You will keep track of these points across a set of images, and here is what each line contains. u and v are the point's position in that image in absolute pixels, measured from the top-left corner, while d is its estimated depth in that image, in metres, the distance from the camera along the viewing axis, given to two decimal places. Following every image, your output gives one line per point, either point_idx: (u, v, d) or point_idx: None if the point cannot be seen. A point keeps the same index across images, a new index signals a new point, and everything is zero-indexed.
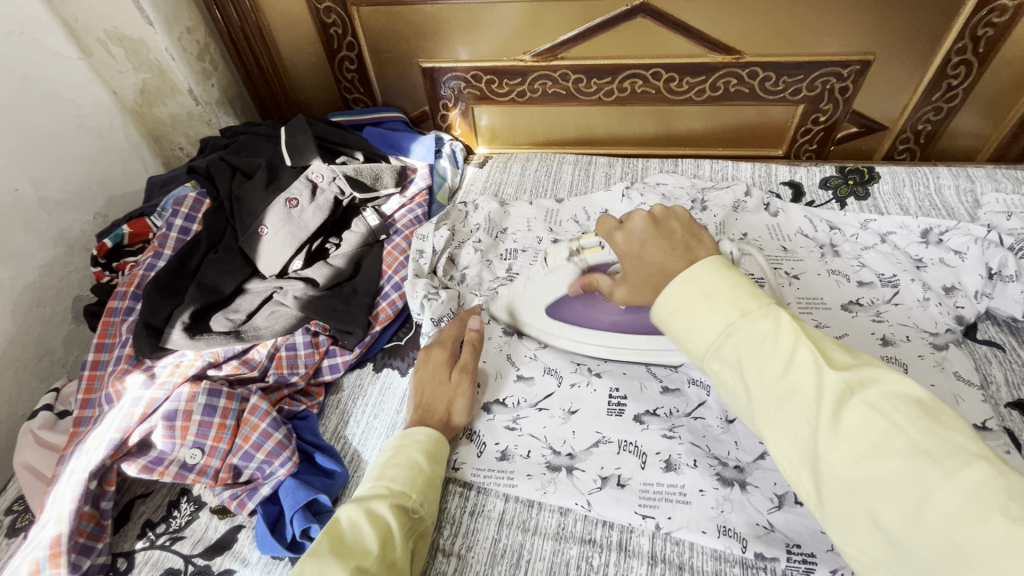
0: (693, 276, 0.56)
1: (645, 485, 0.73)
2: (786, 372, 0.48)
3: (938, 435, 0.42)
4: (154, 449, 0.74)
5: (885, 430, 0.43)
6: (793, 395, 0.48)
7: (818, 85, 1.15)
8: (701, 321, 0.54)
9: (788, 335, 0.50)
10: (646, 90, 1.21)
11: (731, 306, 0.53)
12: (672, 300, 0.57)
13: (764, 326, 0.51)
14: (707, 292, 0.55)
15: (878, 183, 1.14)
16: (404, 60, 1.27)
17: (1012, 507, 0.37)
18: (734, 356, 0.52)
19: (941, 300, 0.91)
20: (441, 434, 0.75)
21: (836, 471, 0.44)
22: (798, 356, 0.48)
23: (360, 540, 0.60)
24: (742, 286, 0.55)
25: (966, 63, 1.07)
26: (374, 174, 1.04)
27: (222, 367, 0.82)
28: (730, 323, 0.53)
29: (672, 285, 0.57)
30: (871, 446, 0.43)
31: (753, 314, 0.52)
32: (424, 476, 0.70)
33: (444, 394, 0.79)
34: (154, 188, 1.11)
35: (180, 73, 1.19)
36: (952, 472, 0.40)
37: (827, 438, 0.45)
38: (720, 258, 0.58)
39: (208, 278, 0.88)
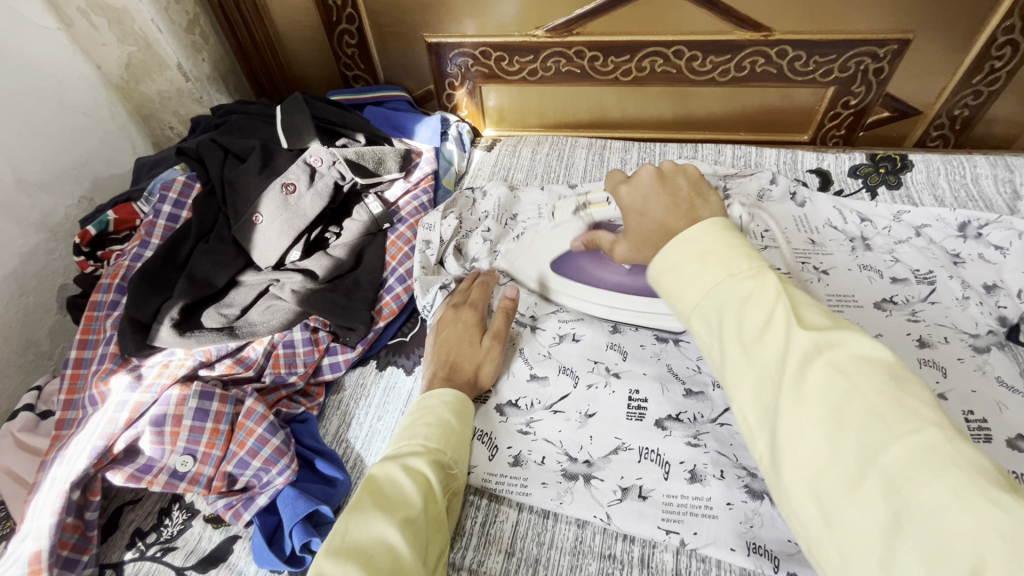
0: (691, 237, 0.52)
1: (668, 498, 0.69)
2: (762, 331, 0.45)
3: (897, 400, 0.38)
4: (142, 455, 0.69)
5: (845, 392, 0.40)
6: (762, 355, 0.44)
7: (851, 65, 1.08)
8: (690, 280, 0.51)
9: (770, 294, 0.46)
10: (666, 69, 1.14)
11: (722, 266, 0.50)
12: (666, 258, 0.53)
13: (749, 286, 0.47)
14: (702, 252, 0.51)
15: (912, 172, 1.08)
16: (408, 34, 1.19)
17: (958, 474, 0.34)
18: (713, 316, 0.48)
19: (981, 300, 0.86)
20: (465, 395, 0.74)
21: (791, 437, 0.41)
22: (776, 317, 0.45)
23: (401, 493, 0.60)
24: (739, 248, 0.51)
25: (1012, 43, 1.00)
26: (377, 159, 0.97)
27: (215, 367, 0.77)
28: (719, 282, 0.49)
29: (672, 243, 0.53)
30: (831, 408, 0.40)
31: (741, 274, 0.48)
32: (455, 435, 0.69)
33: (471, 356, 0.78)
34: (142, 171, 1.04)
35: (168, 46, 1.11)
36: (902, 435, 0.37)
37: (790, 401, 0.41)
38: (728, 220, 0.54)
39: (199, 270, 0.82)
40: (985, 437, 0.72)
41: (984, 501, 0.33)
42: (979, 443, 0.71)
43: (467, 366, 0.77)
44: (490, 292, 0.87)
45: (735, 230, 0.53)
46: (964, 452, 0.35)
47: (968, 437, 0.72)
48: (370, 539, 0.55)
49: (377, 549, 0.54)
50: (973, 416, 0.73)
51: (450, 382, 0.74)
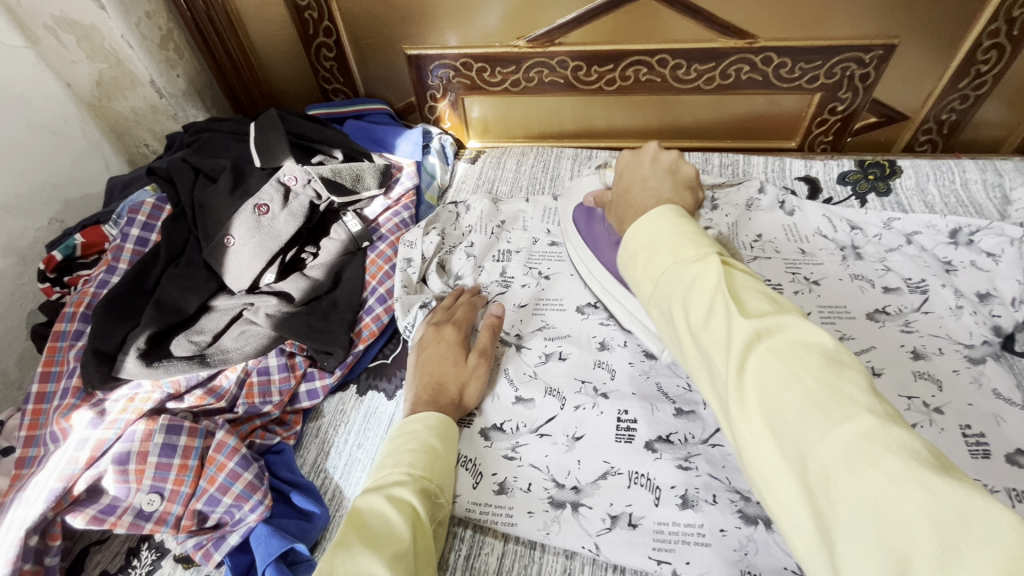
0: (647, 226, 0.56)
1: (659, 525, 0.66)
2: (708, 321, 0.44)
3: (832, 386, 0.37)
4: (105, 495, 0.65)
5: (784, 379, 0.38)
6: (706, 343, 0.44)
7: (836, 72, 1.06)
8: (644, 269, 0.54)
9: (710, 282, 0.46)
10: (650, 78, 1.12)
11: (670, 257, 0.51)
12: (626, 248, 0.57)
13: (693, 274, 0.48)
14: (653, 241, 0.54)
15: (901, 178, 1.06)
16: (387, 46, 1.17)
17: (891, 461, 0.33)
18: (667, 309, 0.50)
19: (975, 309, 0.84)
20: (449, 416, 0.71)
21: (739, 426, 0.40)
22: (716, 306, 0.44)
23: (388, 527, 0.57)
24: (688, 237, 0.52)
25: (998, 47, 0.99)
26: (355, 175, 0.94)
27: (184, 399, 0.74)
28: (665, 273, 0.51)
29: (632, 230, 0.57)
30: (771, 395, 0.39)
31: (687, 262, 0.50)
32: (441, 460, 0.66)
33: (456, 375, 0.76)
34: (115, 191, 1.00)
35: (140, 62, 1.09)
36: (836, 423, 0.35)
37: (728, 391, 0.41)
38: (680, 209, 0.57)
39: (168, 296, 0.79)
40: (983, 452, 0.70)
41: (917, 487, 0.31)
42: (977, 459, 0.69)
43: (452, 387, 0.75)
44: (476, 312, 0.85)
45: (690, 219, 0.55)
46: (900, 437, 0.34)
47: (966, 453, 0.70)
48: None
49: None
50: (970, 431, 0.72)
51: (435, 405, 0.71)
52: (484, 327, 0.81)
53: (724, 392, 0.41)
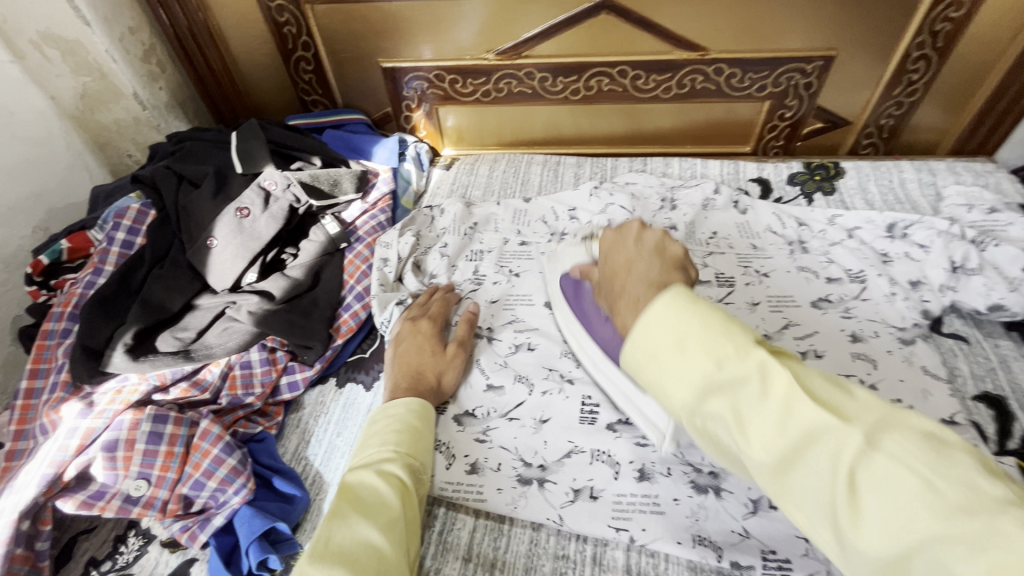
0: (659, 319, 0.47)
1: (618, 497, 0.72)
2: (789, 427, 0.40)
3: (956, 477, 0.35)
4: (94, 482, 0.68)
5: (909, 484, 0.35)
6: (795, 455, 0.39)
7: (783, 81, 1.15)
8: (675, 375, 0.46)
9: (772, 383, 0.41)
10: (613, 88, 1.20)
11: (704, 354, 0.44)
12: (633, 348, 0.49)
13: (750, 375, 0.42)
14: (676, 337, 0.46)
15: (844, 178, 1.15)
16: (363, 59, 1.22)
17: None
18: (722, 418, 0.43)
19: (907, 295, 0.91)
20: (427, 400, 0.76)
21: (869, 544, 0.36)
22: (796, 411, 0.40)
23: (379, 497, 0.61)
24: (717, 324, 0.45)
25: (925, 57, 1.08)
26: (333, 180, 1.00)
27: (170, 391, 0.77)
28: (707, 376, 0.43)
29: (638, 329, 0.48)
30: (901, 504, 0.35)
31: (730, 361, 0.43)
32: (423, 438, 0.71)
33: (433, 365, 0.81)
34: (99, 199, 1.04)
35: (123, 75, 1.13)
36: (986, 521, 0.32)
37: (844, 507, 0.37)
38: (686, 288, 0.49)
39: (153, 295, 0.83)
40: None
41: None
42: None
43: (430, 373, 0.80)
44: (450, 308, 0.91)
45: (700, 299, 0.48)
46: None
47: None
48: (354, 542, 0.57)
49: (362, 552, 0.56)
50: (901, 404, 0.79)
51: (413, 390, 0.76)
52: (461, 321, 0.87)
53: (838, 510, 0.37)
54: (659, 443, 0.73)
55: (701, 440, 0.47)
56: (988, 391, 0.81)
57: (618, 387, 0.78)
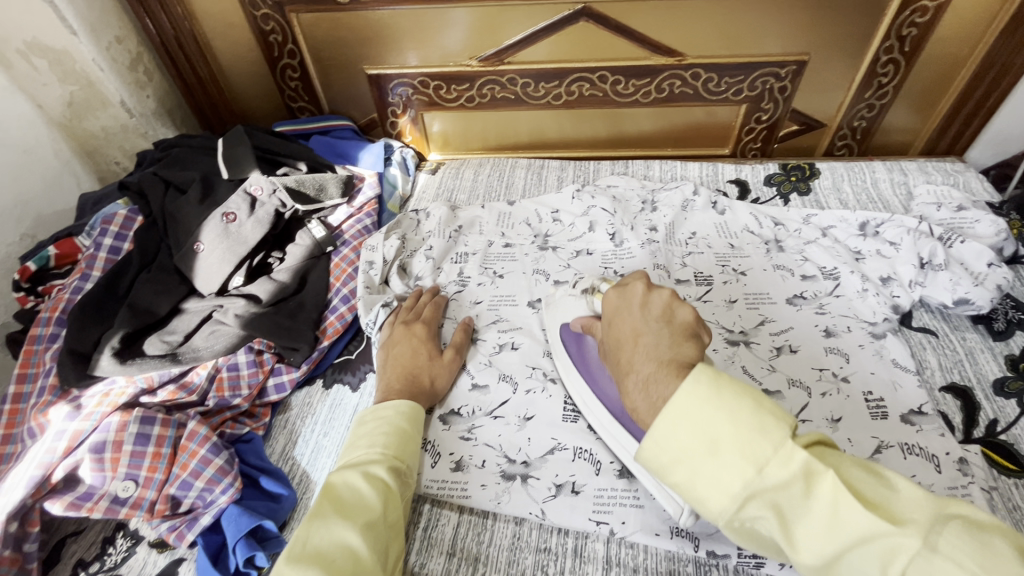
0: (687, 419, 0.48)
1: (599, 491, 0.73)
2: (836, 530, 0.42)
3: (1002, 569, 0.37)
4: (82, 484, 0.69)
5: None
6: (846, 556, 0.42)
7: (758, 85, 1.18)
8: (712, 482, 0.47)
9: (813, 484, 0.44)
10: (593, 93, 1.22)
11: (741, 459, 0.46)
12: (664, 452, 0.49)
13: (791, 480, 0.44)
14: (710, 441, 0.47)
15: (819, 179, 1.18)
16: (349, 67, 1.24)
17: None
18: (767, 521, 0.45)
19: (879, 291, 0.94)
20: (420, 403, 0.78)
21: None
22: (839, 513, 0.42)
23: (361, 499, 0.63)
24: (749, 424, 0.47)
25: (894, 62, 1.12)
26: (318, 186, 1.01)
27: (157, 393, 0.78)
28: (748, 482, 0.45)
29: (668, 431, 0.49)
30: None
31: (769, 465, 0.45)
32: (410, 441, 0.72)
33: (428, 367, 0.83)
34: (87, 206, 1.05)
35: (110, 83, 1.15)
36: None
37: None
38: (708, 373, 0.50)
39: (141, 300, 0.84)
40: (881, 413, 0.79)
41: None
42: (877, 420, 0.79)
43: (425, 377, 0.81)
44: (441, 311, 0.93)
45: (724, 385, 0.49)
46: None
47: (868, 415, 0.79)
48: (331, 544, 0.58)
49: (338, 554, 0.57)
50: (871, 396, 0.81)
51: (406, 392, 0.78)
52: (457, 328, 0.90)
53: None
54: (677, 516, 0.65)
55: (745, 538, 0.48)
56: (955, 382, 0.85)
57: (626, 451, 0.71)
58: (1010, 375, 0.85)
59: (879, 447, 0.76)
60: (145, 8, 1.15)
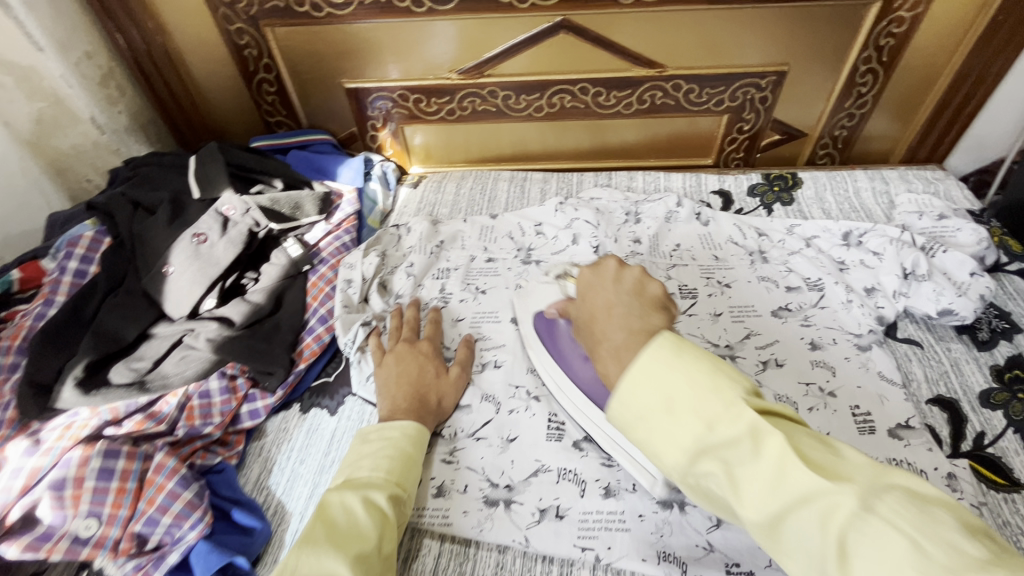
0: (649, 379, 0.50)
1: (584, 515, 0.71)
2: (780, 489, 0.42)
3: (940, 538, 0.37)
4: (40, 524, 0.66)
5: (900, 548, 0.37)
6: (790, 516, 0.42)
7: (739, 95, 1.18)
8: (667, 437, 0.49)
9: (763, 443, 0.44)
10: (575, 105, 1.22)
11: (695, 415, 0.47)
12: (627, 408, 0.51)
13: (740, 436, 0.45)
14: (667, 399, 0.49)
15: (802, 189, 1.18)
16: (326, 81, 1.22)
17: None
18: (715, 478, 0.46)
19: (863, 301, 0.93)
20: (426, 425, 0.75)
21: None
22: (784, 473, 0.43)
23: (356, 526, 0.60)
24: (705, 384, 0.48)
25: (872, 71, 1.13)
26: (294, 204, 1.00)
27: (122, 424, 0.74)
28: (699, 436, 0.47)
29: (628, 390, 0.51)
30: (889, 566, 0.37)
31: (720, 421, 0.46)
32: (412, 469, 0.70)
33: (434, 387, 0.81)
34: (54, 226, 1.01)
35: (79, 100, 1.11)
36: None
37: (834, 565, 0.40)
38: (674, 339, 0.52)
39: (107, 325, 0.81)
40: (870, 428, 0.78)
41: None
42: (865, 434, 0.78)
43: (432, 396, 0.79)
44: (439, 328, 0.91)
45: (687, 350, 0.51)
46: None
47: (856, 430, 0.78)
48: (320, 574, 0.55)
49: None
50: (859, 410, 0.80)
51: (412, 412, 0.75)
52: (461, 345, 0.88)
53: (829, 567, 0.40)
54: (650, 487, 0.70)
55: (699, 498, 0.49)
56: (942, 394, 0.84)
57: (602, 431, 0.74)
58: (995, 386, 0.85)
59: None
60: (116, 23, 1.13)
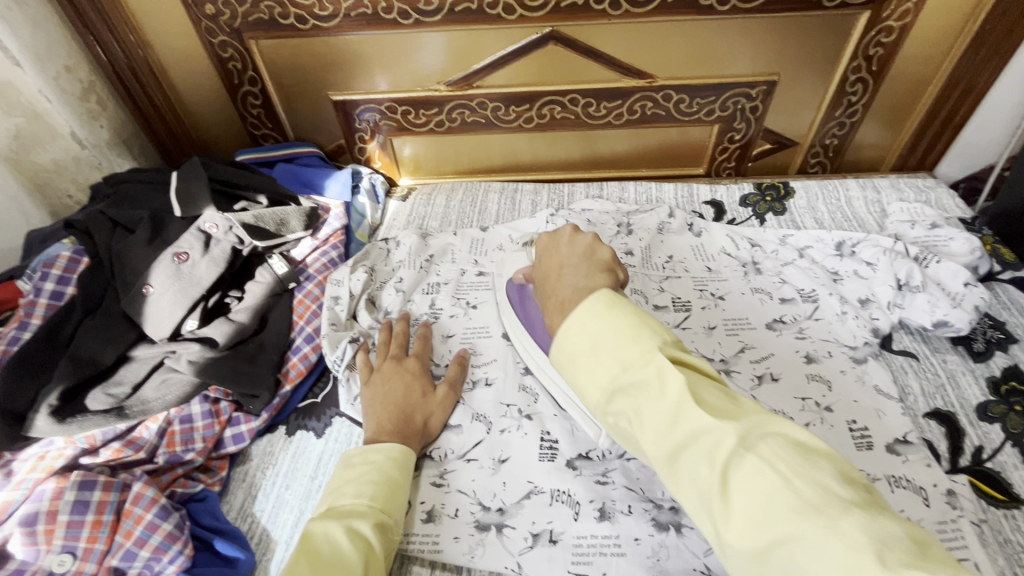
0: (581, 328, 0.56)
1: (578, 539, 0.70)
2: (677, 425, 0.46)
3: (813, 480, 0.40)
4: (11, 561, 0.63)
5: (772, 485, 0.41)
6: (682, 451, 0.45)
7: (729, 105, 1.18)
8: (590, 376, 0.54)
9: (668, 385, 0.48)
10: (565, 116, 1.21)
11: (614, 358, 0.52)
12: (563, 351, 0.57)
13: (647, 377, 0.49)
14: (593, 343, 0.54)
15: (794, 198, 1.17)
16: (312, 93, 1.21)
17: (888, 554, 0.36)
18: (626, 414, 0.50)
19: (858, 313, 0.93)
20: (412, 447, 0.73)
21: (736, 541, 0.41)
22: (683, 413, 0.46)
23: (341, 557, 0.58)
24: (628, 333, 0.53)
25: (862, 80, 1.12)
26: (278, 220, 0.97)
27: (99, 453, 0.73)
28: (615, 376, 0.52)
29: (562, 336, 0.57)
30: (760, 500, 0.41)
31: (635, 365, 0.51)
32: (399, 494, 0.68)
33: (422, 406, 0.79)
34: (33, 244, 0.98)
35: (59, 115, 1.08)
36: (833, 522, 0.38)
37: (717, 496, 0.43)
38: (610, 295, 0.57)
39: (84, 349, 0.78)
40: (867, 444, 0.77)
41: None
42: (863, 450, 0.76)
43: (418, 417, 0.77)
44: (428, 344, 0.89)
45: (621, 305, 0.56)
46: (892, 529, 0.37)
47: (853, 446, 0.77)
48: None
49: None
50: (856, 425, 0.79)
51: (399, 433, 0.73)
52: (454, 362, 0.85)
53: (713, 500, 0.43)
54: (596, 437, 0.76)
55: (617, 435, 0.54)
56: (938, 408, 0.83)
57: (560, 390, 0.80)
58: (992, 399, 0.84)
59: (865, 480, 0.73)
60: (96, 36, 1.10)
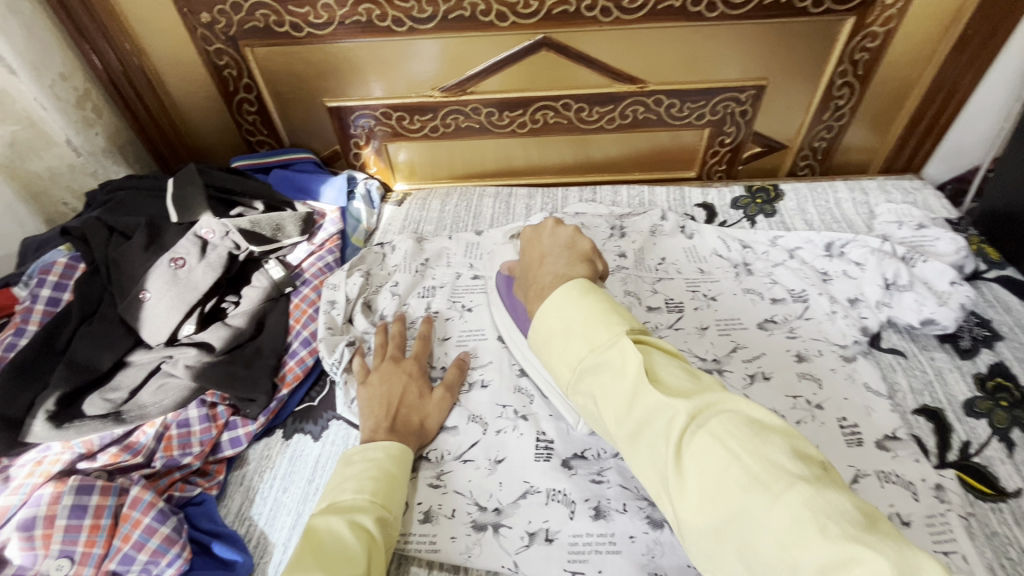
0: (556, 314, 0.62)
1: (574, 538, 0.70)
2: (636, 403, 0.51)
3: (763, 457, 0.43)
4: (9, 565, 0.63)
5: (722, 459, 0.44)
6: (641, 426, 0.50)
7: (719, 109, 1.19)
8: (563, 358, 0.59)
9: (629, 366, 0.53)
10: (558, 120, 1.22)
11: (584, 340, 0.58)
12: (540, 335, 0.63)
13: (611, 358, 0.54)
14: (565, 327, 0.60)
15: (783, 201, 1.19)
16: (307, 99, 1.22)
17: (833, 527, 0.38)
18: (593, 393, 0.56)
19: (847, 312, 0.94)
20: (409, 446, 0.74)
21: (690, 512, 0.45)
22: (642, 392, 0.51)
23: (345, 550, 0.59)
24: (597, 318, 0.58)
25: (848, 85, 1.15)
26: (275, 225, 0.98)
27: (96, 458, 0.73)
28: (584, 358, 0.57)
29: (539, 321, 0.63)
30: (710, 473, 0.44)
31: (601, 347, 0.56)
32: (398, 490, 0.68)
33: (417, 408, 0.80)
34: (28, 251, 0.98)
35: (55, 123, 1.09)
36: (778, 494, 0.41)
37: (672, 469, 0.47)
38: (585, 285, 0.63)
39: (80, 355, 0.79)
40: (857, 440, 0.78)
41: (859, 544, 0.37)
42: (853, 446, 0.78)
43: (414, 417, 0.78)
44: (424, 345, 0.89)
45: (594, 294, 0.62)
46: (837, 501, 0.40)
47: (844, 442, 0.78)
48: None
49: None
50: (846, 422, 0.80)
51: (393, 433, 0.74)
52: (452, 365, 0.86)
53: (669, 474, 0.46)
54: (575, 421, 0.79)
55: (586, 414, 0.59)
56: (927, 404, 0.85)
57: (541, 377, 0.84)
58: (978, 395, 0.85)
59: (856, 476, 0.74)
60: (91, 44, 1.11)
